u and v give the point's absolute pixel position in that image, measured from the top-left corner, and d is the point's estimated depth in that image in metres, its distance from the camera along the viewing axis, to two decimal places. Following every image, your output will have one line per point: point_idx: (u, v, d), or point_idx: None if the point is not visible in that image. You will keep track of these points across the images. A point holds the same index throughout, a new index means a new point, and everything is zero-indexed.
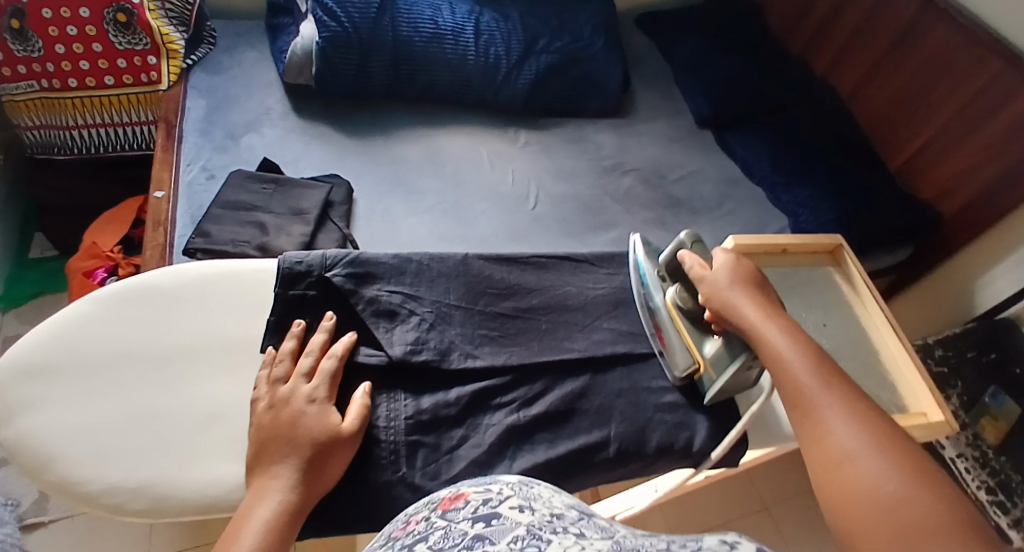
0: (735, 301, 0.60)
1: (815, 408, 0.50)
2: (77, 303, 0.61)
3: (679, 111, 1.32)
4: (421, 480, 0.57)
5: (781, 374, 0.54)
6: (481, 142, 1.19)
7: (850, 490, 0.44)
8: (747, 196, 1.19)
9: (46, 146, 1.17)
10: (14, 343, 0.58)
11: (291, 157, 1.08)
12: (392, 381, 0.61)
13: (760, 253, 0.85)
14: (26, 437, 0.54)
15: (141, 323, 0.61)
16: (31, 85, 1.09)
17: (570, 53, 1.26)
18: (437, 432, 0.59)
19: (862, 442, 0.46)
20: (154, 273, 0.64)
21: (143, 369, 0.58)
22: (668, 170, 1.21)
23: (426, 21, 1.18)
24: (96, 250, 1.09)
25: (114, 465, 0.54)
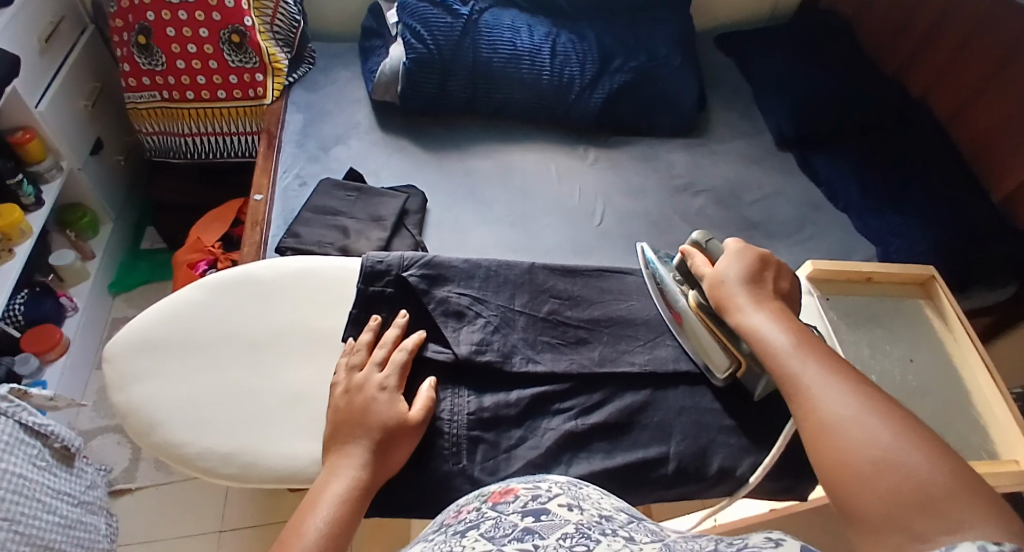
0: (729, 292, 0.63)
1: (800, 377, 0.53)
2: (189, 289, 0.69)
3: (756, 133, 1.33)
4: (479, 474, 0.61)
5: (760, 348, 0.58)
6: (552, 158, 1.24)
7: (839, 450, 0.47)
8: (821, 222, 1.18)
9: (163, 150, 1.29)
10: (134, 320, 0.67)
11: (374, 167, 1.17)
12: (456, 379, 0.66)
13: (843, 280, 0.84)
14: (140, 402, 0.62)
15: (239, 309, 0.68)
16: (153, 95, 1.22)
17: (645, 71, 1.29)
18: (496, 430, 0.64)
19: (849, 406, 0.49)
20: (252, 265, 0.71)
21: (240, 351, 0.65)
22: (740, 192, 1.22)
23: (506, 43, 1.24)
24: (200, 245, 1.21)
25: (209, 434, 0.60)
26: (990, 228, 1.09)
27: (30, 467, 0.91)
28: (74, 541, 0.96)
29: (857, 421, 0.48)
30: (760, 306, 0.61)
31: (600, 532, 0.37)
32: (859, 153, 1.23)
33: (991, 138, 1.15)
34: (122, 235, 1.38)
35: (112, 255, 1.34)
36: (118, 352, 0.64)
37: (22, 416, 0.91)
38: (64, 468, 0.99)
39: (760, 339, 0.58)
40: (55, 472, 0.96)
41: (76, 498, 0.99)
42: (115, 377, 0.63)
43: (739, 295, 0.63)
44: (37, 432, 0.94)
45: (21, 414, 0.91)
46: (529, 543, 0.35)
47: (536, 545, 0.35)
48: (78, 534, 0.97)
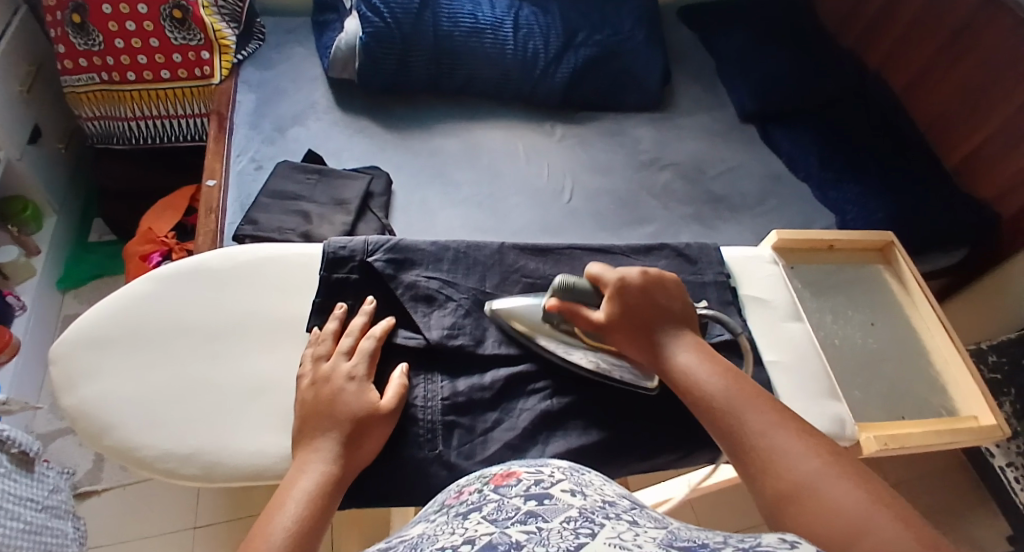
0: (650, 339, 0.59)
1: (749, 430, 0.51)
2: (139, 281, 0.65)
3: (721, 104, 1.32)
4: (456, 459, 0.59)
5: (698, 395, 0.55)
6: (518, 136, 1.23)
7: (808, 510, 0.45)
8: (789, 191, 1.18)
9: (106, 137, 1.21)
10: (80, 317, 0.63)
11: (334, 149, 1.13)
12: (427, 363, 0.64)
13: (805, 250, 0.83)
14: (90, 404, 0.58)
15: (195, 301, 0.64)
16: (92, 77, 1.14)
17: (610, 46, 1.28)
18: (471, 415, 0.62)
19: (806, 462, 0.48)
20: (207, 255, 0.67)
21: (197, 344, 0.62)
22: (706, 165, 1.21)
23: (467, 16, 1.21)
24: (152, 235, 1.15)
25: (169, 433, 0.57)
26: (951, 195, 1.10)
27: None
28: (42, 546, 0.93)
29: (819, 479, 0.46)
30: (686, 348, 0.58)
31: (604, 515, 0.35)
32: (824, 123, 1.24)
33: (945, 109, 1.15)
34: (68, 227, 1.31)
35: (58, 248, 1.27)
36: (64, 351, 0.60)
37: None
38: (24, 474, 0.95)
39: (697, 388, 0.55)
40: (15, 477, 0.93)
41: (39, 503, 0.96)
42: (62, 379, 0.59)
43: (659, 340, 0.59)
44: None
45: None
46: (532, 525, 0.33)
47: (539, 528, 0.33)
48: (45, 539, 0.94)
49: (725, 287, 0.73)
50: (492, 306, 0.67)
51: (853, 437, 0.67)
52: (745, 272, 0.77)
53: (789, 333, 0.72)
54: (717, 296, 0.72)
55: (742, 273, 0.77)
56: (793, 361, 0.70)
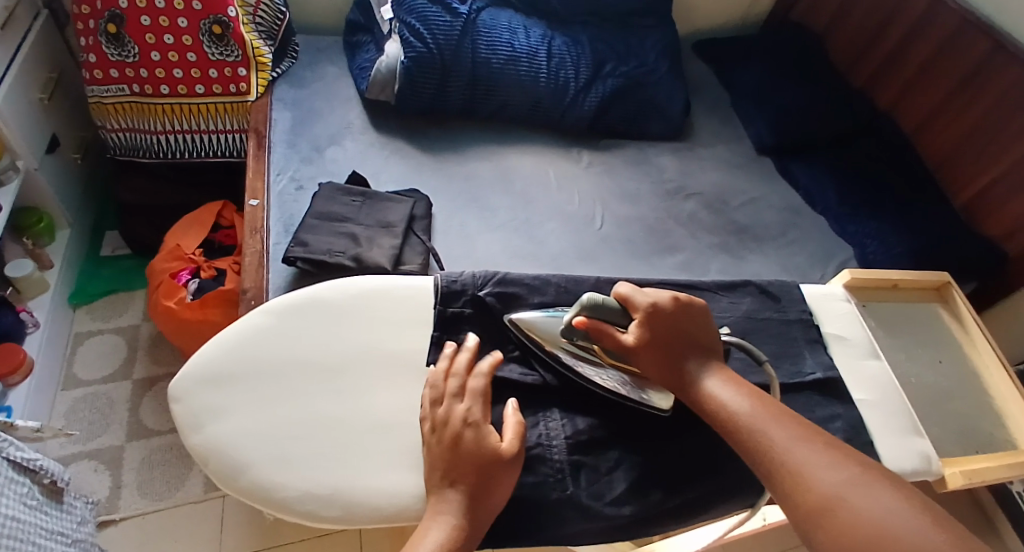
0: (674, 360, 0.61)
1: (775, 444, 0.55)
2: (252, 314, 0.66)
3: (740, 139, 1.41)
4: (588, 500, 0.61)
5: (722, 416, 0.59)
6: (549, 162, 1.26)
7: (847, 521, 0.50)
8: (808, 224, 1.26)
9: (131, 149, 1.18)
10: (198, 352, 0.63)
11: (372, 171, 1.13)
12: (547, 401, 0.67)
13: (873, 288, 0.94)
14: (218, 442, 0.58)
15: (310, 335, 0.64)
16: (122, 88, 1.12)
17: (635, 77, 1.34)
18: (595, 454, 0.64)
19: (833, 474, 0.53)
20: (318, 287, 0.68)
21: (321, 379, 0.62)
22: (728, 197, 1.29)
23: (504, 44, 1.23)
24: (180, 252, 1.12)
25: (303, 474, 0.57)
26: (960, 231, 1.18)
27: (22, 508, 0.80)
28: None
29: (851, 489, 0.51)
30: (712, 374, 0.61)
31: None
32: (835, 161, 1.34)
33: (955, 150, 1.24)
34: (80, 240, 1.25)
35: (70, 262, 1.22)
36: (185, 388, 0.60)
37: (10, 452, 0.80)
38: (55, 505, 0.89)
39: (720, 409, 0.59)
40: (47, 509, 0.86)
41: (69, 536, 0.88)
42: (188, 416, 0.59)
43: (683, 362, 0.62)
44: (26, 468, 0.83)
45: (9, 449, 0.79)
46: None
47: None
48: None
49: (810, 325, 0.85)
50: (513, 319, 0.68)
51: (939, 471, 0.77)
52: (825, 311, 0.88)
53: (872, 370, 0.83)
54: (803, 334, 0.84)
55: (822, 312, 0.88)
56: (878, 398, 0.80)
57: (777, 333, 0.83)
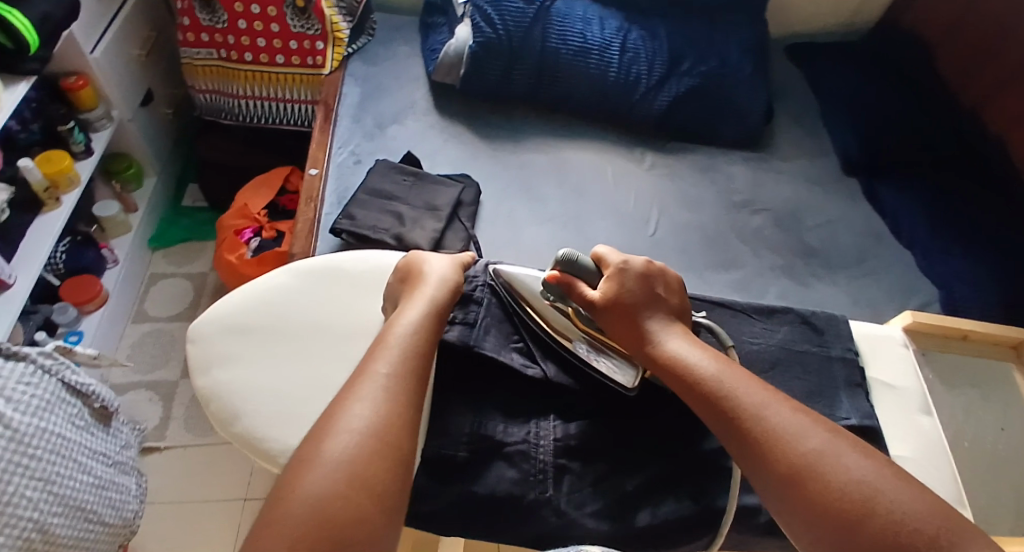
0: (636, 314, 0.65)
1: (749, 405, 0.56)
2: (280, 273, 0.70)
3: (824, 152, 1.35)
4: (566, 506, 0.61)
5: (690, 373, 0.60)
6: (609, 160, 1.24)
7: (830, 484, 0.51)
8: (880, 257, 1.19)
9: (215, 111, 1.28)
10: (223, 300, 0.67)
11: (430, 151, 1.16)
12: (544, 405, 0.67)
13: (939, 336, 0.85)
14: (223, 387, 0.61)
15: (328, 299, 0.67)
16: (211, 52, 1.20)
17: (713, 77, 1.29)
18: (584, 461, 0.63)
19: (813, 436, 0.54)
20: (344, 257, 0.71)
21: (329, 341, 0.64)
22: (804, 216, 1.24)
23: (576, 35, 1.22)
24: (247, 211, 1.19)
25: (293, 430, 0.59)
26: None
27: (69, 427, 0.90)
28: (105, 502, 0.94)
29: (831, 451, 0.52)
30: (676, 335, 0.64)
31: None
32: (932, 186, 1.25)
33: None
34: (166, 188, 1.36)
35: (154, 208, 1.33)
36: (204, 333, 0.65)
37: (67, 375, 0.91)
38: (102, 428, 0.98)
39: (684, 365, 0.61)
40: (93, 431, 0.95)
41: (110, 458, 0.97)
42: (201, 358, 0.63)
43: (646, 319, 0.65)
44: (78, 391, 0.93)
45: (65, 372, 0.90)
46: None
47: None
48: (110, 494, 0.95)
49: (853, 366, 0.78)
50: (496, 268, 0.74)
51: None
52: (875, 354, 0.81)
53: (920, 427, 0.75)
54: (846, 377, 0.76)
55: (869, 354, 0.81)
56: (920, 457, 0.73)
57: (818, 368, 0.77)
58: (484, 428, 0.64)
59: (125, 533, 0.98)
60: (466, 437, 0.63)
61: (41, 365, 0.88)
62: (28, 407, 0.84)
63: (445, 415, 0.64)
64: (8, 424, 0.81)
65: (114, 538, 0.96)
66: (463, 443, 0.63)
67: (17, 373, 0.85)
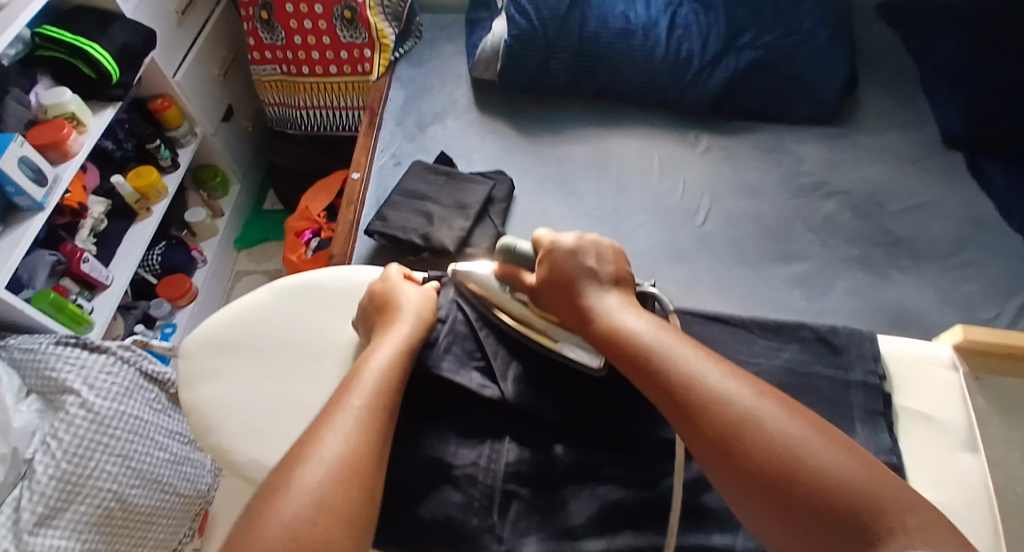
0: (574, 286, 0.67)
1: (685, 370, 0.56)
2: (263, 291, 0.76)
3: (918, 127, 1.18)
4: (509, 534, 0.62)
5: (627, 335, 0.61)
6: (656, 146, 1.18)
7: (759, 446, 0.51)
8: (982, 247, 1.03)
9: (282, 122, 1.38)
10: (211, 317, 0.74)
11: (466, 151, 1.17)
12: (501, 428, 0.68)
13: (999, 356, 0.72)
14: (201, 399, 0.69)
15: (303, 318, 0.73)
16: (274, 68, 1.30)
17: (779, 48, 1.18)
18: (536, 489, 0.64)
19: (742, 393, 0.54)
20: (323, 274, 0.77)
21: (300, 360, 0.70)
22: (884, 199, 1.10)
23: (617, 18, 1.19)
24: (308, 214, 1.29)
25: (259, 446, 0.65)
26: None
27: (146, 409, 1.04)
28: (182, 476, 1.05)
29: (761, 410, 0.52)
30: (619, 303, 0.65)
31: None
32: None
33: None
34: (249, 196, 1.51)
35: (240, 212, 1.48)
36: (191, 349, 0.72)
37: (145, 365, 1.06)
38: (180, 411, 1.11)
39: (623, 330, 0.61)
40: (171, 413, 1.09)
41: (186, 438, 1.10)
42: (186, 373, 0.71)
43: (585, 288, 0.67)
44: (155, 379, 1.08)
45: (144, 362, 1.06)
46: None
47: None
48: (184, 468, 1.06)
49: (875, 394, 0.67)
50: (453, 268, 0.77)
51: None
52: (913, 380, 0.69)
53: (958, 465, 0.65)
54: (863, 405, 0.66)
55: (905, 379, 0.69)
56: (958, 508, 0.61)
57: (828, 393, 0.67)
58: (436, 450, 0.65)
59: (200, 504, 1.10)
60: (417, 459, 0.65)
61: (120, 356, 1.04)
62: (109, 392, 0.99)
63: (401, 435, 0.66)
64: (90, 407, 0.96)
65: (188, 509, 1.07)
66: (415, 466, 0.64)
67: (99, 362, 1.01)
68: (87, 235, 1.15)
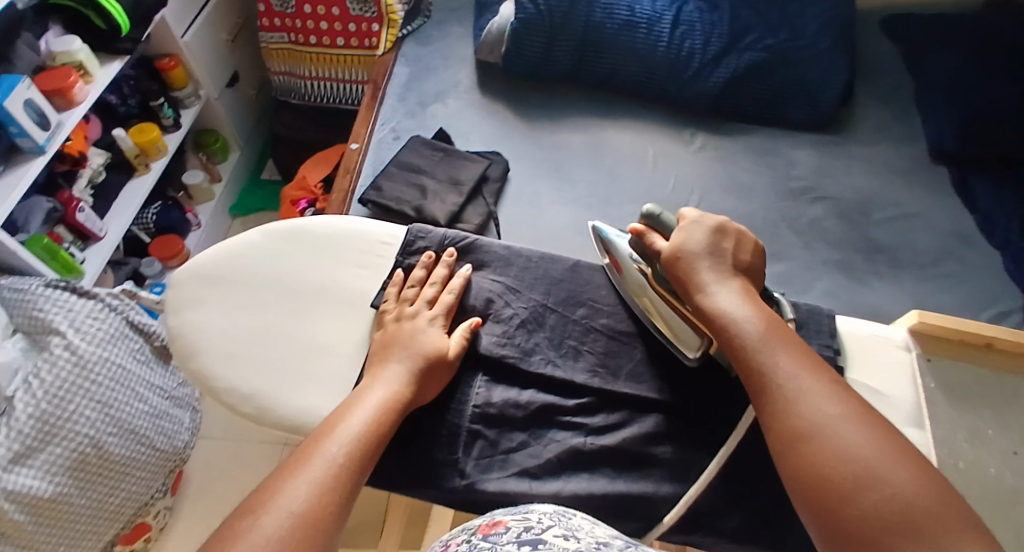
0: (691, 263, 0.68)
1: (779, 372, 0.57)
2: (253, 233, 0.86)
3: (908, 140, 1.21)
4: (472, 469, 0.70)
5: (731, 331, 0.62)
6: (652, 140, 1.20)
7: (824, 455, 0.52)
8: (961, 259, 1.06)
9: (285, 91, 1.41)
10: (203, 253, 0.85)
11: (466, 130, 1.19)
12: (473, 365, 0.76)
13: (958, 340, 0.76)
14: (186, 325, 0.79)
15: (287, 260, 0.84)
16: (282, 36, 1.32)
17: (778, 52, 1.21)
18: (499, 430, 0.72)
19: (830, 407, 0.54)
20: (308, 222, 0.87)
21: (282, 297, 0.81)
22: (870, 208, 1.12)
23: (624, 9, 1.21)
24: (304, 184, 1.31)
25: (236, 370, 0.76)
26: None
27: (131, 360, 1.05)
28: (159, 430, 1.07)
29: (839, 424, 0.53)
30: (729, 289, 0.65)
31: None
32: None
33: None
34: (246, 164, 1.53)
35: (237, 179, 1.50)
36: (181, 279, 0.83)
37: (132, 315, 1.07)
38: (161, 364, 1.12)
39: (726, 318, 0.62)
40: (153, 366, 1.09)
41: (167, 392, 1.11)
42: (175, 300, 0.81)
43: (700, 267, 0.67)
44: (141, 330, 1.09)
45: (130, 312, 1.07)
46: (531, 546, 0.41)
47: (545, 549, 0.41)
48: (162, 423, 1.08)
49: None
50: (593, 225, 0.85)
51: None
52: (867, 358, 0.75)
53: None
54: None
55: (861, 356, 0.75)
56: None
57: None
58: None
59: (176, 460, 1.12)
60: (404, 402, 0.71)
61: (108, 304, 1.05)
62: (95, 337, 1.01)
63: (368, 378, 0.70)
64: (74, 350, 0.97)
65: (164, 464, 1.09)
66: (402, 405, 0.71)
67: (87, 308, 1.02)
68: (84, 185, 1.16)
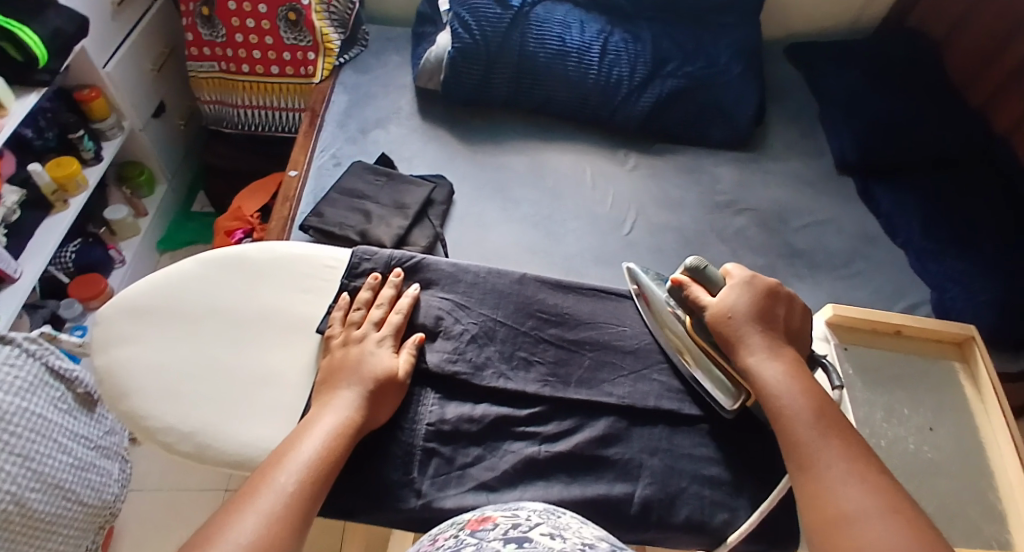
0: (738, 328, 0.70)
1: (818, 456, 0.60)
2: (186, 263, 0.83)
3: (822, 154, 1.29)
4: (428, 487, 0.69)
5: (777, 411, 0.64)
6: (590, 161, 1.24)
7: (851, 540, 0.53)
8: (874, 259, 1.13)
9: (217, 119, 1.37)
10: (131, 287, 0.80)
11: (408, 155, 1.19)
12: (423, 382, 0.75)
13: (869, 330, 0.87)
14: (115, 363, 0.74)
15: (225, 289, 0.80)
16: (212, 65, 1.29)
17: (699, 78, 1.27)
18: (454, 446, 0.71)
19: (865, 499, 0.55)
20: (246, 248, 0.84)
21: (220, 326, 0.77)
22: (789, 216, 1.18)
23: (555, 39, 1.24)
24: (240, 214, 1.26)
25: (173, 407, 0.71)
26: None
27: (51, 409, 0.97)
28: (84, 483, 0.99)
29: (870, 513, 0.54)
30: (774, 362, 0.67)
31: None
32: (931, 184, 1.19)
33: None
34: (175, 197, 1.48)
35: (164, 213, 1.44)
36: (108, 316, 0.78)
37: (51, 358, 0.98)
38: (85, 411, 1.03)
39: (766, 391, 0.66)
40: (76, 414, 1.01)
41: (93, 442, 1.03)
42: (102, 338, 0.76)
43: (746, 333, 0.70)
44: (61, 376, 1.00)
45: (48, 355, 0.98)
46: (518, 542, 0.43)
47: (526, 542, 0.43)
48: (88, 476, 1.00)
49: None
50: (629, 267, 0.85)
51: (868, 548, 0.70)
52: None
53: None
54: None
55: None
56: None
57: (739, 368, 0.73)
58: None
59: (105, 516, 1.04)
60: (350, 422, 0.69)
61: (25, 348, 0.96)
62: (11, 386, 0.92)
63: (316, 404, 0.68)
64: None
65: (91, 520, 1.02)
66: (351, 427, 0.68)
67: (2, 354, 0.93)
68: None
